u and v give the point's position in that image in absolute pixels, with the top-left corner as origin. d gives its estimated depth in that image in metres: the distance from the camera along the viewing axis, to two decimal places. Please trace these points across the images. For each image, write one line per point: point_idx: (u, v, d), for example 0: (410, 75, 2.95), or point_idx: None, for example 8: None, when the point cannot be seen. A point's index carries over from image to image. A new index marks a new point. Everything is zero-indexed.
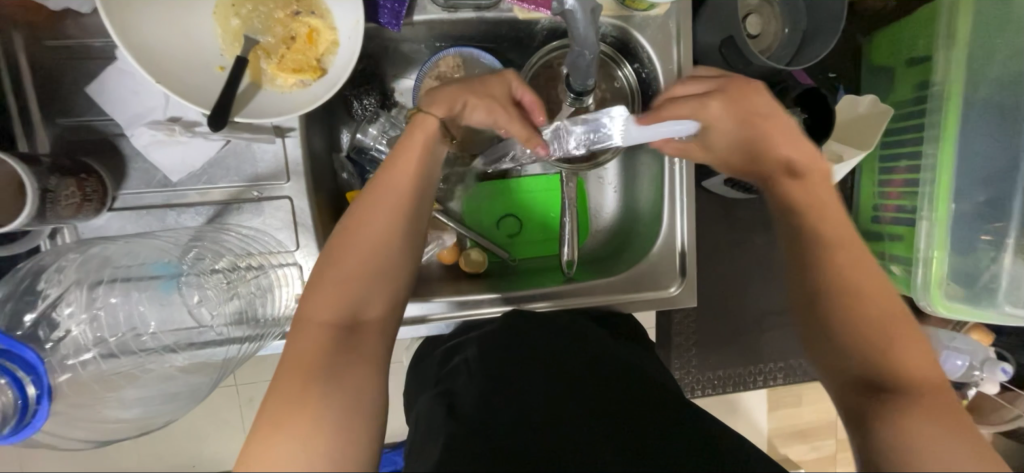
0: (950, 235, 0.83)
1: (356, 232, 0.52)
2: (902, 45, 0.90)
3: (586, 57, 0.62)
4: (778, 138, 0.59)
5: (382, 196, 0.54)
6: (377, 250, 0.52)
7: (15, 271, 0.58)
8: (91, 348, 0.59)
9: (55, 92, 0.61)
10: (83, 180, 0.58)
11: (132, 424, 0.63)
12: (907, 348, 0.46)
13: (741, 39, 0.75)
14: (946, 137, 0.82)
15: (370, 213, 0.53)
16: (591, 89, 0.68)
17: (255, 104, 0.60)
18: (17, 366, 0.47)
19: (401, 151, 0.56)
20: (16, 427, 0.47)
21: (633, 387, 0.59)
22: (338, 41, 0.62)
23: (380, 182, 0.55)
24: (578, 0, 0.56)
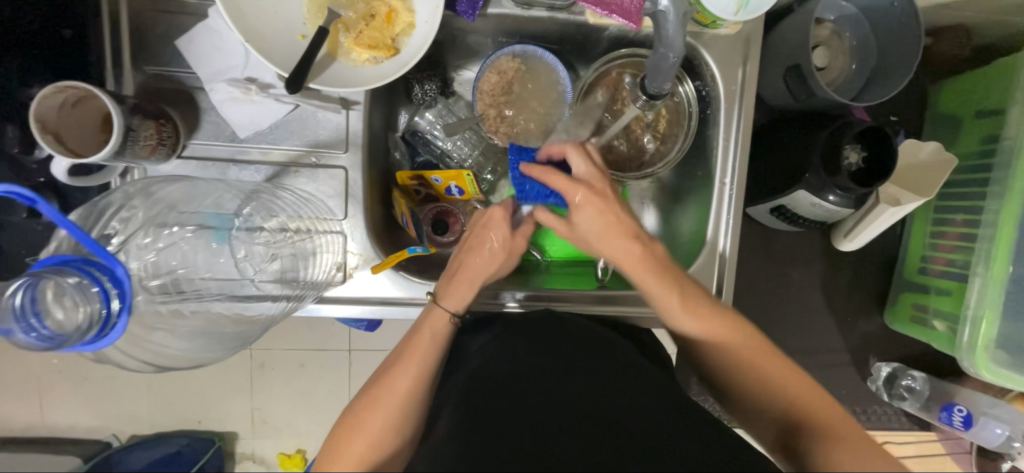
0: (1003, 297, 0.79)
1: (397, 364, 0.60)
2: (972, 96, 0.88)
3: (670, 60, 0.61)
4: (756, 361, 0.58)
5: (422, 336, 0.62)
6: (409, 399, 0.59)
7: (97, 201, 0.59)
8: (158, 277, 0.57)
9: (146, 41, 0.64)
10: (161, 124, 0.61)
11: (178, 358, 0.63)
12: (744, 345, 0.59)
13: (809, 69, 0.74)
14: (1011, 195, 0.78)
15: (413, 349, 0.61)
16: (665, 93, 0.66)
17: (329, 73, 0.62)
18: (105, 277, 0.46)
19: (418, 330, 0.62)
20: (97, 336, 0.46)
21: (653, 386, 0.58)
22: (414, 24, 0.64)
23: (403, 348, 0.62)
24: (672, 2, 0.58)
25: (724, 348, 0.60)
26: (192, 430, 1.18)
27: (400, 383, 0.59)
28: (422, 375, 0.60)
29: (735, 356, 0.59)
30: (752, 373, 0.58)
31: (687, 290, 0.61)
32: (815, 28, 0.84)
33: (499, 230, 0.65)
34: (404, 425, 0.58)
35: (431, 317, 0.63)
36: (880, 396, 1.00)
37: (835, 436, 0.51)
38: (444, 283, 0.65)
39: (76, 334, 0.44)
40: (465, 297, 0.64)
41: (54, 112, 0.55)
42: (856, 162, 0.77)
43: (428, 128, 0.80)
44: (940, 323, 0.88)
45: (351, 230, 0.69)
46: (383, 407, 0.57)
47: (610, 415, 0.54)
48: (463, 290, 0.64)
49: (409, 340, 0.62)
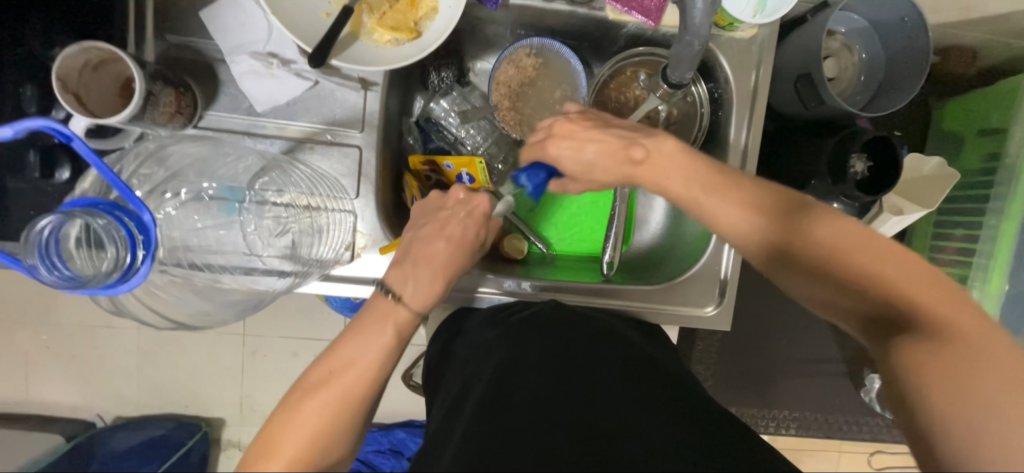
0: (999, 313, 0.82)
1: (365, 336, 0.56)
2: (974, 115, 0.90)
3: (694, 47, 0.63)
4: (868, 258, 0.49)
5: (388, 318, 0.57)
6: (356, 404, 0.54)
7: (122, 151, 0.60)
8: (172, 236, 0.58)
9: (171, 10, 0.65)
10: (181, 93, 0.62)
11: (187, 319, 0.64)
12: (851, 240, 0.51)
13: (820, 77, 0.75)
14: (1011, 212, 0.81)
15: (385, 324, 0.57)
16: (688, 83, 0.68)
17: (351, 51, 0.63)
18: (133, 223, 0.46)
19: (378, 305, 0.58)
20: (122, 278, 0.46)
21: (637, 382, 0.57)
22: (438, 8, 0.65)
23: (367, 323, 0.57)
24: None
25: (827, 233, 0.52)
26: (181, 414, 1.17)
27: (350, 385, 0.53)
28: (372, 375, 0.55)
29: (843, 243, 0.51)
30: (863, 261, 0.50)
31: (772, 202, 0.54)
32: (827, 39, 0.86)
33: (470, 224, 0.62)
34: (344, 428, 0.53)
35: (391, 320, 0.57)
36: (873, 408, 1.00)
37: (948, 336, 0.44)
38: (403, 276, 0.59)
39: (98, 278, 0.45)
40: (427, 295, 0.59)
41: (76, 72, 0.56)
42: (862, 171, 0.78)
43: (443, 115, 0.79)
44: None
45: (362, 210, 0.70)
46: (325, 409, 0.52)
47: (580, 415, 0.53)
48: (430, 288, 0.59)
49: (362, 335, 0.56)
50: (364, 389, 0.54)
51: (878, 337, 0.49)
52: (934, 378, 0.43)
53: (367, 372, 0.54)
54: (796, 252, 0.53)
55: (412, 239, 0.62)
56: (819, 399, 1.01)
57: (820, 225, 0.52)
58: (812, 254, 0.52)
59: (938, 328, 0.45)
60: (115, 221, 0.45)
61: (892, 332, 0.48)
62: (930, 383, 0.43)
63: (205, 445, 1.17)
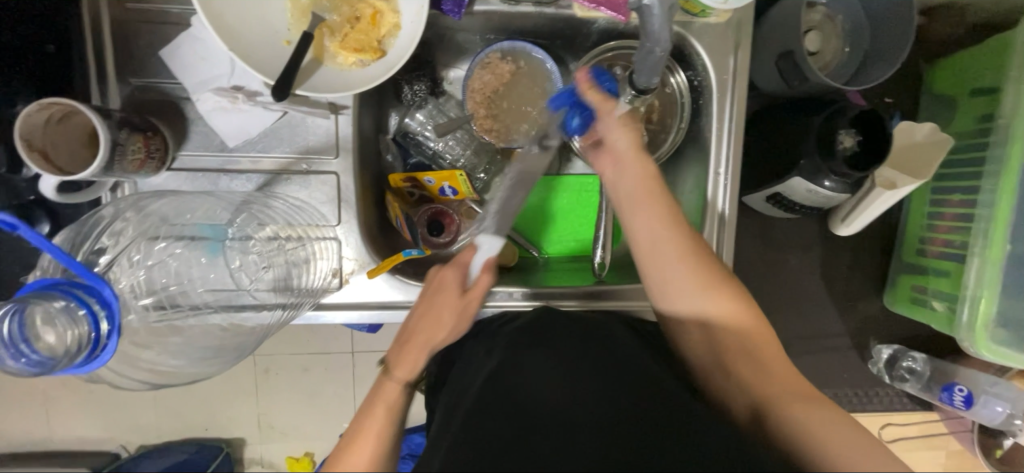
0: (1002, 276, 0.79)
1: (377, 403, 0.59)
2: (967, 75, 0.87)
3: (655, 55, 0.59)
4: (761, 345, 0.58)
5: (388, 378, 0.60)
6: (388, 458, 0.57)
7: (85, 218, 0.60)
8: (148, 295, 0.58)
9: (130, 53, 0.64)
10: (149, 138, 0.61)
11: (174, 375, 0.63)
12: (736, 312, 0.59)
13: (802, 55, 0.73)
14: (1010, 173, 0.78)
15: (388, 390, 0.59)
16: (654, 88, 0.64)
17: (316, 79, 0.62)
18: (93, 299, 0.46)
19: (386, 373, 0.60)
20: (86, 359, 0.46)
21: (632, 386, 0.55)
22: (400, 25, 0.63)
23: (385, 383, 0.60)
24: None
25: (731, 327, 0.59)
26: (199, 438, 1.18)
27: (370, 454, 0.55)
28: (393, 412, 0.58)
29: (739, 331, 0.59)
30: (750, 349, 0.57)
31: (689, 240, 0.60)
32: (808, 12, 0.83)
33: (461, 300, 0.62)
34: None
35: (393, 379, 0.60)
36: (882, 378, 0.99)
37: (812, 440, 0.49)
38: (400, 353, 0.61)
39: (66, 358, 0.45)
40: (412, 367, 0.60)
41: (40, 129, 0.54)
42: (852, 147, 0.76)
43: (419, 129, 0.78)
44: (940, 303, 0.87)
45: (346, 236, 0.69)
46: (362, 454, 0.55)
47: (568, 436, 0.50)
48: (416, 358, 0.61)
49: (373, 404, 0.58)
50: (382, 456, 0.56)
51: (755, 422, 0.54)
52: (799, 413, 0.51)
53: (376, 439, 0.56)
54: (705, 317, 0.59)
55: (411, 320, 0.63)
56: (830, 377, 0.99)
57: (719, 312, 0.59)
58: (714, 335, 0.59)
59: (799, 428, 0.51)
60: (75, 300, 0.45)
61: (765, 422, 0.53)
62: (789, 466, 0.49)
63: (229, 465, 1.17)
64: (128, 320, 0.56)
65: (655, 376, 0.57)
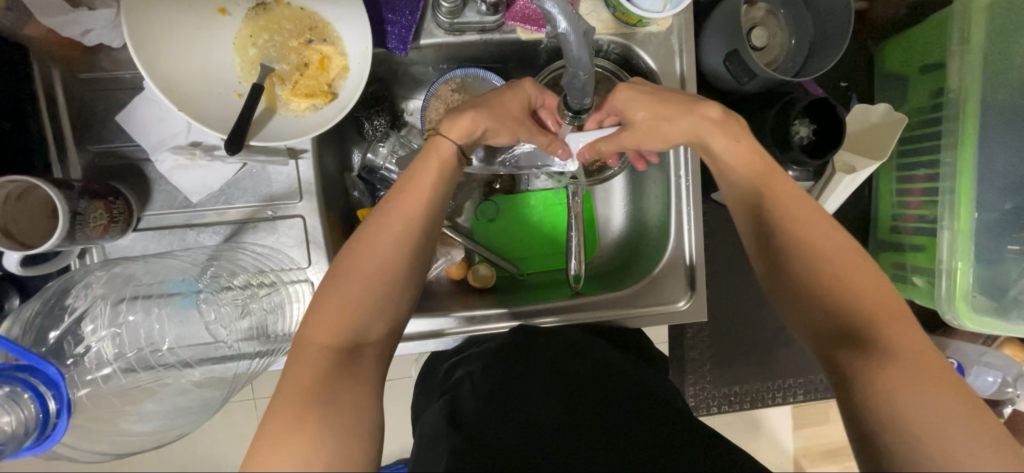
0: (974, 245, 0.80)
1: (370, 252, 0.50)
2: (914, 53, 0.88)
3: (580, 78, 0.59)
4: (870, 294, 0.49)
5: (395, 221, 0.52)
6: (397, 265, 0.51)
7: (45, 288, 0.60)
8: (111, 363, 0.60)
9: (90, 122, 0.66)
10: (111, 203, 0.61)
11: (145, 439, 0.64)
12: (866, 291, 0.49)
13: (747, 53, 0.74)
14: (964, 144, 0.80)
15: (389, 230, 0.52)
16: (589, 107, 0.64)
17: (270, 128, 0.63)
18: (40, 380, 0.48)
19: (406, 185, 0.54)
20: (38, 440, 0.48)
21: (622, 396, 0.58)
22: (348, 67, 0.64)
23: (394, 203, 0.53)
24: (571, 22, 0.53)
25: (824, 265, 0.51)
26: None
27: (365, 288, 0.49)
28: (426, 217, 0.53)
29: (836, 261, 0.51)
30: (849, 296, 0.49)
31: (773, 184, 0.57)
32: (749, 10, 0.86)
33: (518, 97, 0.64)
34: (350, 385, 0.45)
35: (401, 221, 0.52)
36: None
37: (896, 352, 0.45)
38: (452, 121, 0.58)
39: (14, 442, 0.47)
40: (469, 129, 0.58)
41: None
42: (807, 135, 0.80)
43: (382, 163, 0.78)
44: (919, 278, 0.87)
45: (318, 277, 0.68)
46: (378, 261, 0.50)
47: (584, 435, 0.52)
48: (469, 121, 0.58)
49: (369, 241, 0.51)
50: (370, 312, 0.49)
51: (829, 349, 0.49)
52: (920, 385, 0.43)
53: (371, 291, 0.49)
54: (771, 245, 0.55)
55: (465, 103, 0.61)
56: None
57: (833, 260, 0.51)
58: (796, 267, 0.52)
59: (894, 349, 0.46)
60: (21, 383, 0.47)
61: (844, 345, 0.48)
62: (874, 397, 0.44)
63: None
64: (78, 396, 0.56)
65: (642, 393, 0.59)
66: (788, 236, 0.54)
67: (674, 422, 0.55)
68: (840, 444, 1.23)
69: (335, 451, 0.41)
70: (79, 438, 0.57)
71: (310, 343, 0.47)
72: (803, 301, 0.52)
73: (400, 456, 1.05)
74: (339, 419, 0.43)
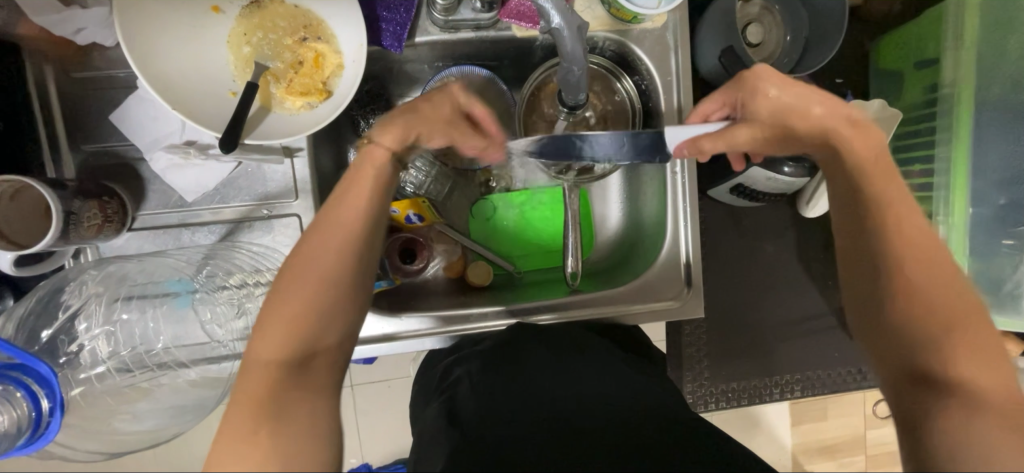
0: (969, 239, 0.80)
1: (307, 265, 0.46)
2: (908, 48, 0.88)
3: (575, 73, 0.61)
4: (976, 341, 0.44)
5: (333, 230, 0.48)
6: (339, 270, 0.47)
7: (40, 285, 0.60)
8: (104, 362, 0.60)
9: (82, 121, 0.65)
10: (105, 202, 0.61)
11: (140, 439, 0.64)
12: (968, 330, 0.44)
13: (741, 48, 0.74)
14: (959, 139, 0.80)
15: (328, 241, 0.47)
16: (584, 102, 0.67)
17: (264, 126, 0.62)
18: (32, 379, 0.48)
19: (346, 187, 0.50)
20: (30, 438, 0.48)
21: (634, 414, 0.55)
22: (343, 64, 0.64)
23: (332, 210, 0.49)
24: (565, 18, 0.55)
25: (933, 309, 0.45)
26: None
27: (305, 306, 0.45)
28: (370, 218, 0.49)
29: (949, 309, 0.45)
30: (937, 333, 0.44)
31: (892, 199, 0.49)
32: (745, 7, 0.86)
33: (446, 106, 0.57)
34: (300, 411, 0.43)
35: (338, 229, 0.48)
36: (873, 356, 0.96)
37: (988, 404, 0.41)
38: (384, 127, 0.53)
39: (7, 440, 0.47)
40: (402, 136, 0.53)
41: None
42: None
43: None
44: None
45: None
46: (316, 276, 0.46)
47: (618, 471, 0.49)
48: (398, 130, 0.53)
49: (305, 256, 0.47)
50: (314, 330, 0.46)
51: (911, 396, 0.44)
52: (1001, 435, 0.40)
53: (313, 308, 0.45)
54: (877, 279, 0.48)
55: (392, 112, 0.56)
56: (823, 360, 0.97)
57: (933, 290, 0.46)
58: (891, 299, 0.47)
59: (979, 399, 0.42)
60: (13, 382, 0.47)
61: (927, 392, 0.43)
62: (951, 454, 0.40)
63: None
64: (71, 396, 0.58)
65: (644, 394, 0.58)
66: (900, 274, 0.47)
67: (673, 421, 0.55)
68: (838, 440, 1.24)
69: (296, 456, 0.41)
70: (76, 436, 0.59)
71: (255, 360, 0.44)
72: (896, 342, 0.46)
73: (399, 455, 1.05)
74: (292, 430, 0.42)
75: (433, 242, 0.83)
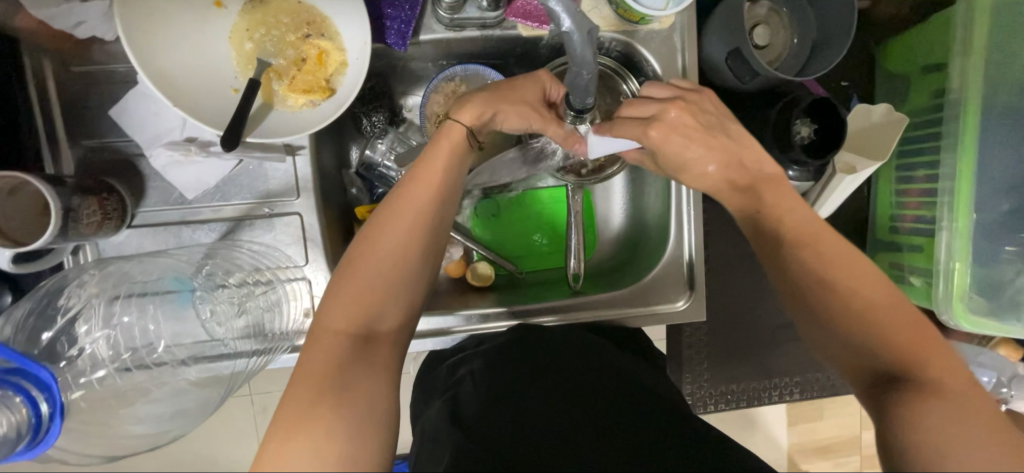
0: (972, 245, 0.80)
1: (382, 237, 0.51)
2: (916, 52, 0.88)
3: (584, 77, 0.58)
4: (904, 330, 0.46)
5: (406, 205, 0.52)
6: (410, 252, 0.51)
7: (37, 289, 0.60)
8: (106, 364, 0.60)
9: (80, 116, 0.64)
10: (104, 199, 0.60)
11: (144, 442, 0.63)
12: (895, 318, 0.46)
13: (748, 50, 0.73)
14: (964, 144, 0.79)
15: (401, 215, 0.52)
16: (591, 107, 0.64)
17: (267, 124, 0.62)
18: (31, 384, 0.48)
19: (423, 164, 0.55)
20: (30, 444, 0.47)
21: (643, 409, 0.56)
22: (346, 62, 0.63)
23: (404, 189, 0.54)
24: (576, 22, 0.52)
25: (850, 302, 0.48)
26: None
27: (383, 274, 0.49)
28: (440, 198, 0.54)
29: (876, 303, 0.48)
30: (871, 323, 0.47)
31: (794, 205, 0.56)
32: (752, 8, 0.85)
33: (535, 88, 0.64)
34: (368, 384, 0.44)
35: (414, 204, 0.52)
36: None
37: (939, 389, 0.42)
38: (460, 107, 0.60)
39: (6, 447, 0.46)
40: (478, 116, 0.60)
41: None
42: (807, 135, 0.80)
43: (381, 160, 0.78)
44: (917, 278, 0.88)
45: (315, 275, 0.67)
46: (393, 246, 0.51)
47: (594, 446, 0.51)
48: (475, 110, 0.59)
49: (382, 228, 0.51)
50: (386, 301, 0.49)
51: (876, 396, 0.45)
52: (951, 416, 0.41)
53: (387, 280, 0.49)
54: (802, 292, 0.51)
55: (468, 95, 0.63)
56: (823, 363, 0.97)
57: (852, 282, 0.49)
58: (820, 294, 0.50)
59: (940, 387, 0.42)
60: (12, 387, 0.46)
61: (890, 386, 0.45)
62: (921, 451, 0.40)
63: None
64: (71, 400, 0.56)
65: (646, 391, 0.59)
66: (811, 271, 0.51)
67: (676, 425, 0.54)
68: (835, 441, 1.24)
69: (356, 433, 0.41)
70: (77, 440, 0.58)
71: (326, 328, 0.46)
72: (834, 338, 0.49)
73: (398, 452, 1.05)
74: (353, 409, 0.42)
75: None
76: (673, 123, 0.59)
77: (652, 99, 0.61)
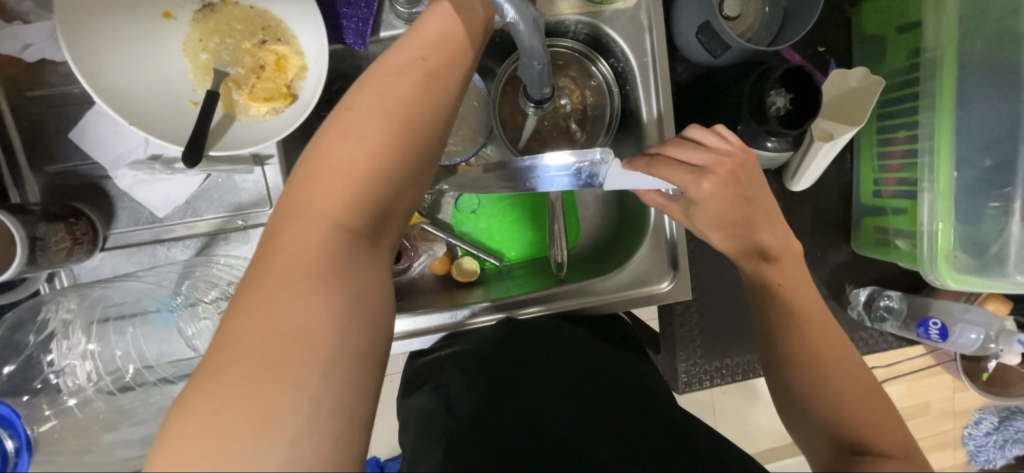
0: (954, 204, 0.79)
1: (295, 250, 0.37)
2: (890, 12, 0.87)
3: (535, 68, 0.57)
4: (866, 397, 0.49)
5: (331, 201, 0.38)
6: (333, 264, 0.37)
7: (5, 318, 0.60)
8: (84, 389, 0.61)
9: (39, 141, 0.63)
10: (72, 224, 0.59)
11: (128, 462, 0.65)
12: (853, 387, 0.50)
13: (718, 23, 0.71)
14: (942, 104, 0.78)
15: (321, 216, 0.38)
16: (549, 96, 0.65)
17: (229, 135, 0.60)
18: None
19: (351, 145, 0.39)
20: None
21: (644, 423, 0.54)
22: (306, 66, 0.62)
23: (329, 178, 0.39)
24: (518, 13, 0.49)
25: (828, 371, 0.51)
26: None
27: (289, 302, 0.35)
28: (377, 190, 0.39)
29: (841, 373, 0.51)
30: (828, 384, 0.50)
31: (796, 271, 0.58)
32: None
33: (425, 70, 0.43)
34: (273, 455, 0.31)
35: (342, 200, 0.38)
36: (864, 323, 0.97)
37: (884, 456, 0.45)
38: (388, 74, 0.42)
39: None
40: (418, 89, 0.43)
41: None
42: (784, 106, 0.79)
43: None
44: (903, 241, 0.87)
45: None
46: (310, 262, 0.36)
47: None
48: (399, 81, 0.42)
49: (293, 238, 0.37)
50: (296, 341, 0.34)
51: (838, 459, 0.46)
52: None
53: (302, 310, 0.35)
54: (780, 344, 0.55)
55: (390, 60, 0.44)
56: None
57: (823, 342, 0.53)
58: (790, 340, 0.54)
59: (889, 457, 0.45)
60: None
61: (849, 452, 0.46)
62: None
63: None
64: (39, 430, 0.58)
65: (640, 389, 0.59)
66: (797, 330, 0.54)
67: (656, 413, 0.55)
68: None
69: None
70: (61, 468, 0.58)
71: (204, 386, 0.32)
72: (806, 399, 0.51)
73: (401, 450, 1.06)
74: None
75: (419, 240, 0.81)
76: (725, 177, 0.55)
77: (702, 146, 0.56)
